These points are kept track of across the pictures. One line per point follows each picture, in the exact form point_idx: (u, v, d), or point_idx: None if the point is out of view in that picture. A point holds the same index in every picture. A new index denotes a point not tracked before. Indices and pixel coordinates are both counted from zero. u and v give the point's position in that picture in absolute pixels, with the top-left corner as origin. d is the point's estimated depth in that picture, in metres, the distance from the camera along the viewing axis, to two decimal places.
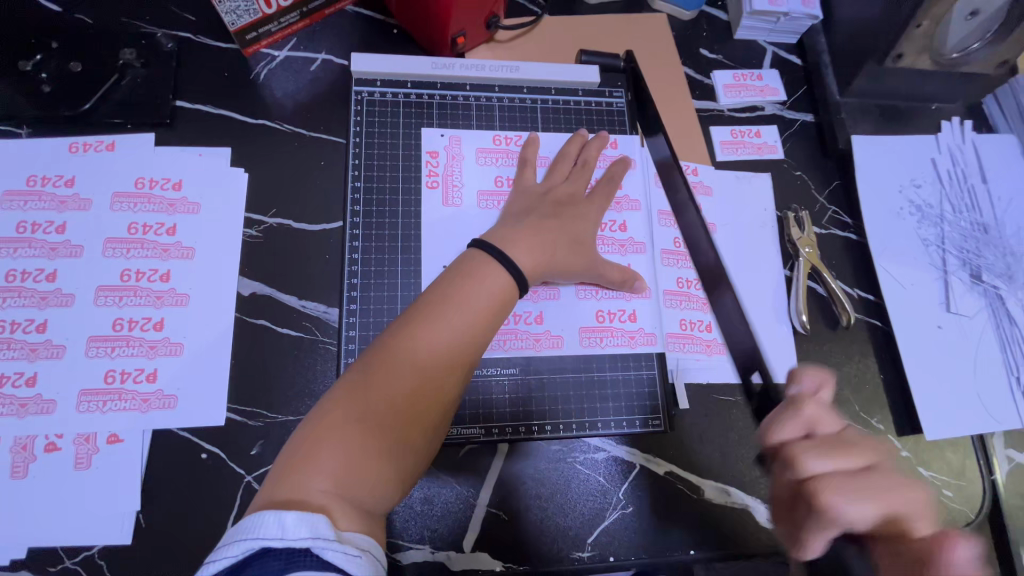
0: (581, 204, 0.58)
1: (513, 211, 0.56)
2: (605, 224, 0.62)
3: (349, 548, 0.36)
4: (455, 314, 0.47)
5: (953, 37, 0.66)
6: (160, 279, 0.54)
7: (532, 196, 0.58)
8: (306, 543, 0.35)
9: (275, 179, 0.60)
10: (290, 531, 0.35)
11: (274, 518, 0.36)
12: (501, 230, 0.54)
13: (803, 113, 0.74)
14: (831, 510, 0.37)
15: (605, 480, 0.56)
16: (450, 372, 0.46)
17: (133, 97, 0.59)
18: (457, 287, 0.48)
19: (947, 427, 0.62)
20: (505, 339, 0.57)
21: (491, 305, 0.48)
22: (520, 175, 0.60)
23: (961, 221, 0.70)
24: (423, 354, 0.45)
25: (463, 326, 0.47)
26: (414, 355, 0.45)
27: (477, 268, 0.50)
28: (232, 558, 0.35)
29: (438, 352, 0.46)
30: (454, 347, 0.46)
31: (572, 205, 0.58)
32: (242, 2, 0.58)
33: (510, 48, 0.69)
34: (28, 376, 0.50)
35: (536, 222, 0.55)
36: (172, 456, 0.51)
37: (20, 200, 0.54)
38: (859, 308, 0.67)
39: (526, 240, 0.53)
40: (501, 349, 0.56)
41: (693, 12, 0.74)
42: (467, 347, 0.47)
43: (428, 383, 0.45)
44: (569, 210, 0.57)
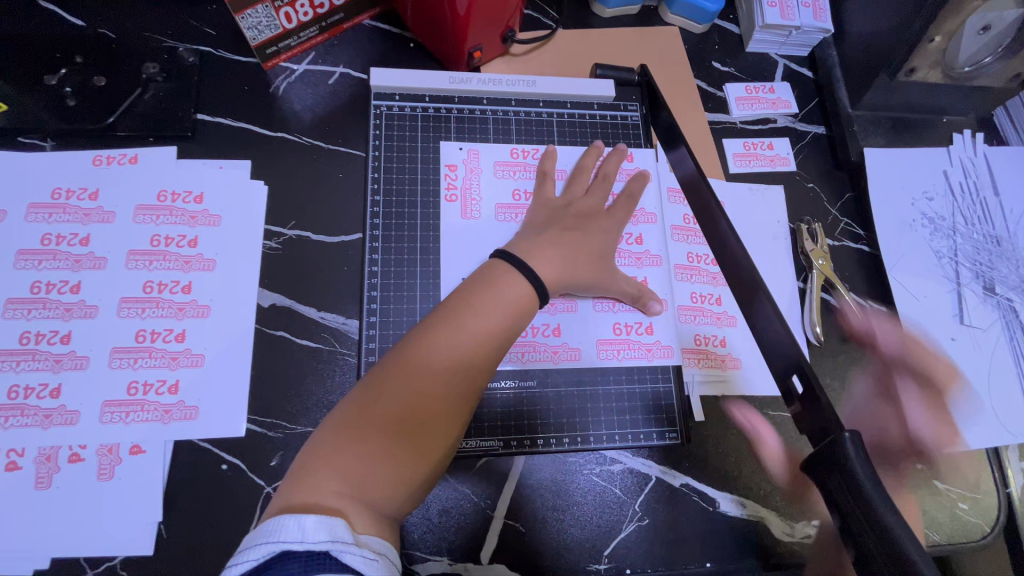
0: (599, 217, 0.59)
1: (534, 223, 0.57)
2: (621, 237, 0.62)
3: (367, 552, 0.37)
4: (473, 321, 0.47)
5: (963, 52, 0.66)
6: (182, 291, 0.55)
7: (550, 209, 0.58)
8: (326, 547, 0.35)
9: (295, 191, 0.61)
10: (310, 535, 0.36)
11: (294, 522, 0.36)
12: (521, 242, 0.55)
13: (815, 126, 0.75)
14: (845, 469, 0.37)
15: (621, 492, 0.56)
16: (468, 378, 0.46)
17: (155, 110, 0.60)
18: (477, 294, 0.49)
19: (962, 441, 0.62)
20: (522, 352, 0.57)
21: (510, 315, 0.49)
22: (540, 190, 0.60)
23: (974, 233, 0.70)
24: (442, 361, 0.46)
25: (481, 331, 0.47)
26: (432, 365, 0.45)
27: (496, 277, 0.50)
28: (255, 560, 0.35)
29: (456, 359, 0.46)
30: (472, 353, 0.47)
31: (590, 216, 0.58)
32: (264, 18, 0.59)
33: (524, 62, 0.70)
34: (53, 387, 0.50)
35: (556, 235, 0.55)
36: (192, 466, 0.51)
37: (44, 213, 0.55)
38: (873, 320, 0.68)
39: (548, 253, 0.53)
40: (519, 361, 0.57)
41: (705, 26, 0.75)
42: (483, 354, 0.47)
43: (446, 390, 0.45)
44: (588, 223, 0.58)
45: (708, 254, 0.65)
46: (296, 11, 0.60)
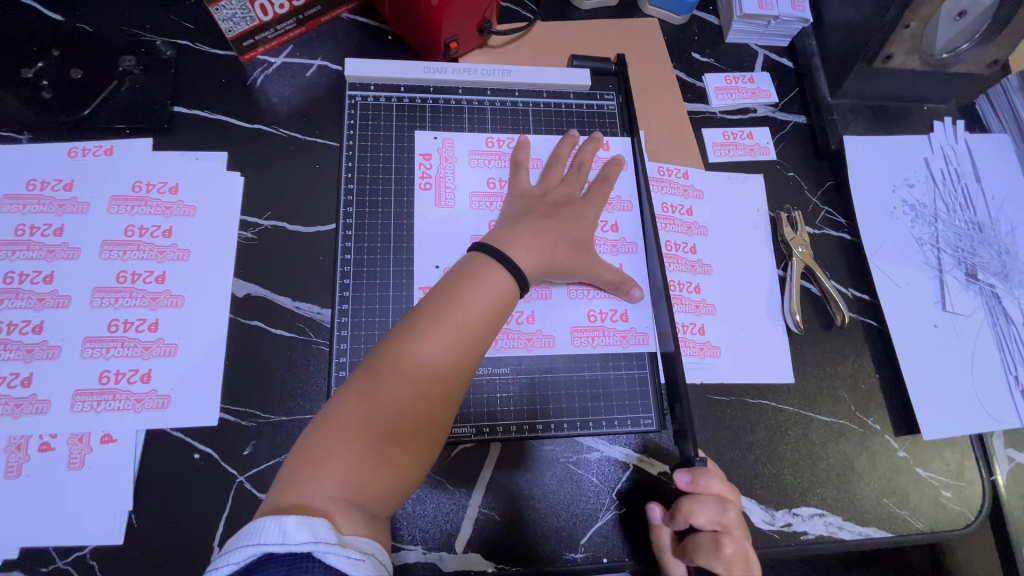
0: (576, 204, 0.59)
1: (512, 210, 0.57)
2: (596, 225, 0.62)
3: (352, 551, 0.37)
4: (457, 316, 0.47)
5: (941, 38, 0.67)
6: (155, 281, 0.55)
7: (527, 197, 0.58)
8: (308, 548, 0.36)
9: (271, 182, 0.61)
10: (291, 536, 0.36)
11: (274, 524, 0.36)
12: (497, 229, 0.54)
13: (794, 115, 0.74)
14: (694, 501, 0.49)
15: (598, 481, 0.56)
16: (453, 372, 0.46)
17: (131, 102, 0.60)
18: (460, 288, 0.48)
19: (945, 428, 0.61)
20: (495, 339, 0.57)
21: (493, 307, 0.48)
22: (515, 179, 0.60)
23: (955, 220, 0.70)
24: (428, 356, 0.45)
25: (466, 325, 0.47)
26: (415, 361, 0.45)
27: (477, 269, 0.49)
28: (236, 563, 0.36)
29: (440, 353, 0.45)
30: (458, 348, 0.46)
31: (567, 204, 0.58)
32: (238, 9, 0.59)
33: (502, 53, 0.70)
34: (24, 377, 0.50)
35: (532, 221, 0.55)
36: (165, 456, 0.51)
37: (18, 204, 0.55)
38: (854, 308, 0.67)
39: (525, 238, 0.53)
40: (492, 349, 0.56)
41: (684, 16, 0.75)
42: (468, 348, 0.47)
43: (430, 385, 0.45)
44: (565, 208, 0.58)
45: (686, 243, 0.65)
46: (271, 3, 0.61)
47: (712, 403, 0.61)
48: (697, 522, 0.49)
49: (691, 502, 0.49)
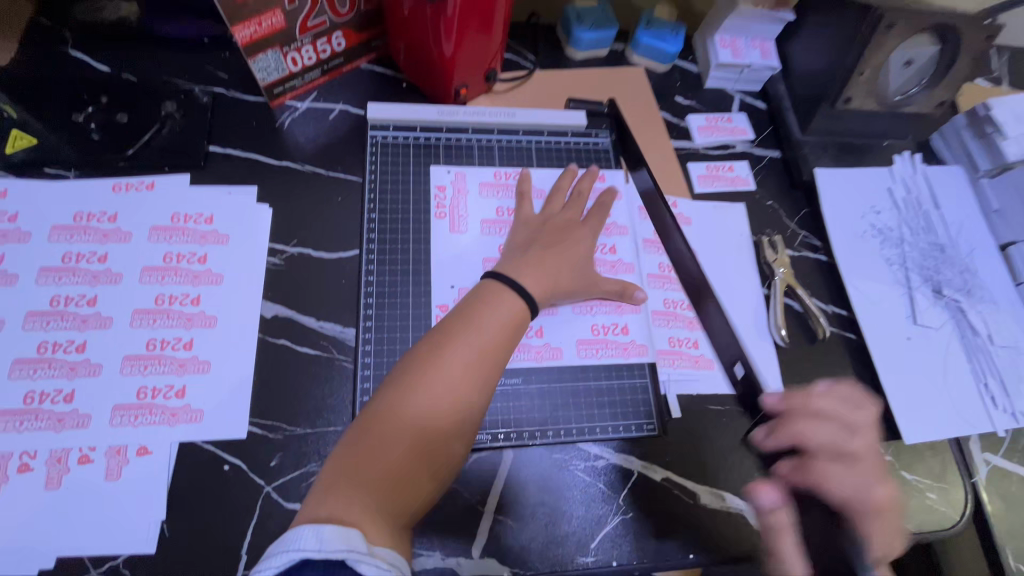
0: (577, 229, 0.64)
1: (521, 240, 0.62)
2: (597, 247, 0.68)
3: (381, 562, 0.40)
4: (474, 336, 0.52)
5: (893, 82, 0.76)
6: (191, 303, 0.59)
7: (533, 225, 0.64)
8: (343, 555, 0.39)
9: (298, 213, 0.66)
10: (328, 543, 0.39)
11: (313, 531, 0.39)
12: (510, 257, 0.60)
13: (770, 150, 0.83)
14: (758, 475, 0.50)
15: (605, 487, 0.59)
16: (473, 388, 0.50)
17: (172, 142, 0.66)
18: (475, 312, 0.54)
19: (923, 432, 0.66)
20: None
21: (506, 329, 0.53)
22: (520, 207, 0.66)
23: (920, 242, 0.77)
24: (448, 374, 0.50)
25: (482, 345, 0.52)
26: (437, 377, 0.49)
27: (491, 295, 0.55)
28: (276, 569, 0.38)
29: (460, 371, 0.50)
30: (475, 365, 0.51)
31: (570, 231, 0.64)
32: (273, 62, 0.66)
33: (506, 98, 0.78)
34: (66, 393, 0.53)
35: (537, 252, 0.60)
36: (196, 467, 0.54)
37: (66, 233, 0.60)
38: (834, 322, 0.73)
39: (536, 266, 0.59)
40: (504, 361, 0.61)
41: (667, 65, 0.84)
42: (485, 364, 0.51)
43: (450, 400, 0.49)
44: (566, 235, 0.63)
45: None
46: (301, 56, 0.68)
47: (710, 413, 0.64)
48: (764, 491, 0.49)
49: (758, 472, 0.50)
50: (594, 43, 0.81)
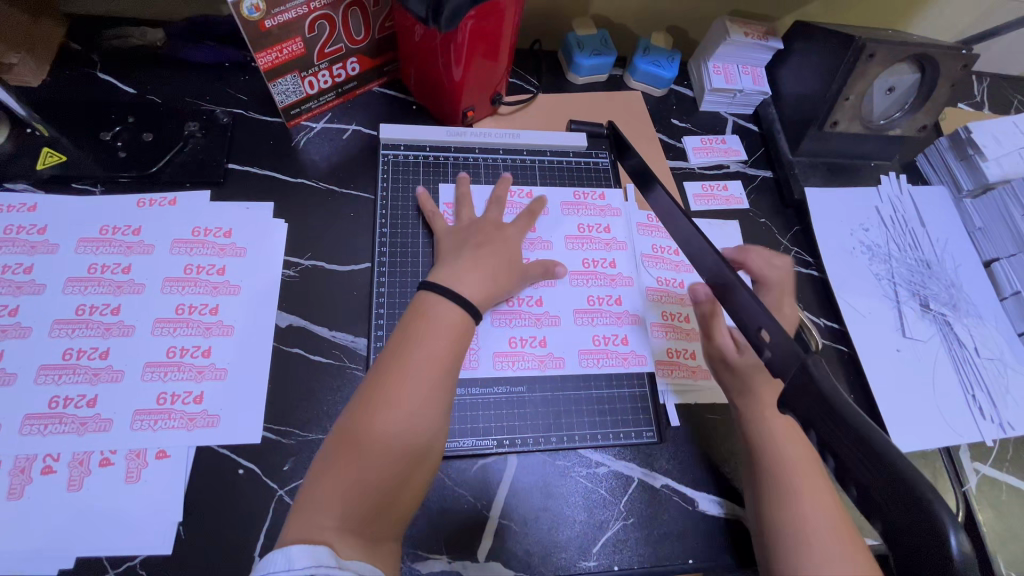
0: (502, 230, 0.66)
1: (451, 245, 0.64)
2: (596, 263, 0.71)
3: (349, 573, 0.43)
4: (419, 352, 0.53)
5: (877, 107, 0.81)
6: (209, 312, 0.62)
7: (463, 228, 0.66)
8: (310, 570, 0.42)
9: (312, 228, 0.70)
10: (296, 561, 0.42)
11: (281, 554, 0.43)
12: (445, 261, 0.61)
13: (762, 170, 0.86)
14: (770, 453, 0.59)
15: (606, 493, 0.61)
16: (426, 404, 0.51)
17: (193, 160, 0.70)
18: (420, 328, 0.54)
19: (914, 441, 0.68)
20: (512, 361, 0.64)
21: (451, 340, 0.55)
22: (462, 210, 0.69)
23: (907, 258, 0.80)
24: (400, 393, 0.51)
25: (429, 359, 0.53)
26: (390, 397, 0.51)
27: (431, 309, 0.56)
28: None
29: (411, 387, 0.51)
30: (427, 380, 0.52)
31: (496, 231, 0.66)
32: (291, 85, 0.70)
33: (510, 120, 0.81)
34: (90, 398, 0.56)
35: (470, 252, 0.62)
36: (212, 471, 0.56)
37: (92, 246, 0.63)
38: (826, 335, 0.76)
39: (469, 269, 0.60)
40: (511, 369, 0.63)
41: (663, 90, 0.89)
42: (435, 377, 0.53)
43: (407, 417, 0.50)
44: (496, 234, 0.65)
45: (676, 279, 0.73)
46: (318, 80, 0.72)
47: (709, 421, 0.66)
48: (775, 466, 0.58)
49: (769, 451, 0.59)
50: (594, 68, 0.85)
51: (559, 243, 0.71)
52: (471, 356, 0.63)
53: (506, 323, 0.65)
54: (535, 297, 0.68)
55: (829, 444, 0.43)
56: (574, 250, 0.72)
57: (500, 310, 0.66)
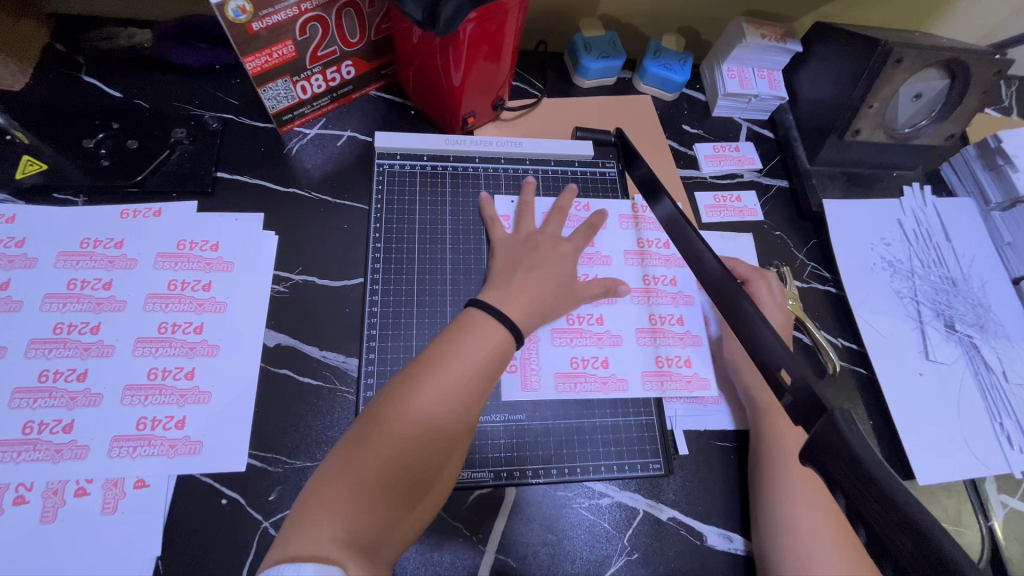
0: (559, 246, 0.64)
1: (503, 266, 0.61)
2: (657, 279, 0.69)
3: None
4: (455, 363, 0.51)
5: (902, 114, 0.76)
6: (194, 331, 0.59)
7: (516, 244, 0.63)
8: None
9: (302, 241, 0.66)
10: None
11: (291, 569, 0.37)
12: (495, 284, 0.58)
13: (777, 179, 0.82)
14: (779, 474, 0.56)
15: (610, 526, 0.58)
16: (452, 421, 0.49)
17: (180, 169, 0.67)
18: (457, 338, 0.52)
19: (938, 473, 0.64)
20: (575, 383, 0.61)
21: (490, 360, 0.52)
22: (521, 221, 0.67)
23: (931, 275, 0.76)
24: (431, 402, 0.49)
25: (464, 372, 0.50)
26: (418, 405, 0.48)
27: (473, 321, 0.54)
28: None
29: (441, 399, 0.49)
30: (458, 394, 0.50)
31: (551, 247, 0.64)
32: (282, 90, 0.67)
33: (513, 125, 0.78)
34: (66, 423, 0.53)
35: (523, 275, 0.59)
36: (194, 501, 0.53)
37: (72, 260, 0.60)
38: (845, 356, 0.72)
39: (519, 293, 0.57)
40: (573, 393, 0.61)
41: (675, 94, 0.85)
42: (468, 392, 0.50)
43: (432, 430, 0.48)
44: (551, 253, 0.63)
45: (665, 276, 0.69)
46: (311, 84, 0.69)
47: (719, 448, 0.63)
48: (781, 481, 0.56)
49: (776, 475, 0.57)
50: (601, 71, 0.81)
51: (618, 259, 0.69)
52: (533, 379, 0.61)
53: (566, 343, 0.63)
54: (595, 315, 0.65)
55: (865, 515, 0.35)
56: (634, 265, 0.69)
57: (560, 329, 0.64)
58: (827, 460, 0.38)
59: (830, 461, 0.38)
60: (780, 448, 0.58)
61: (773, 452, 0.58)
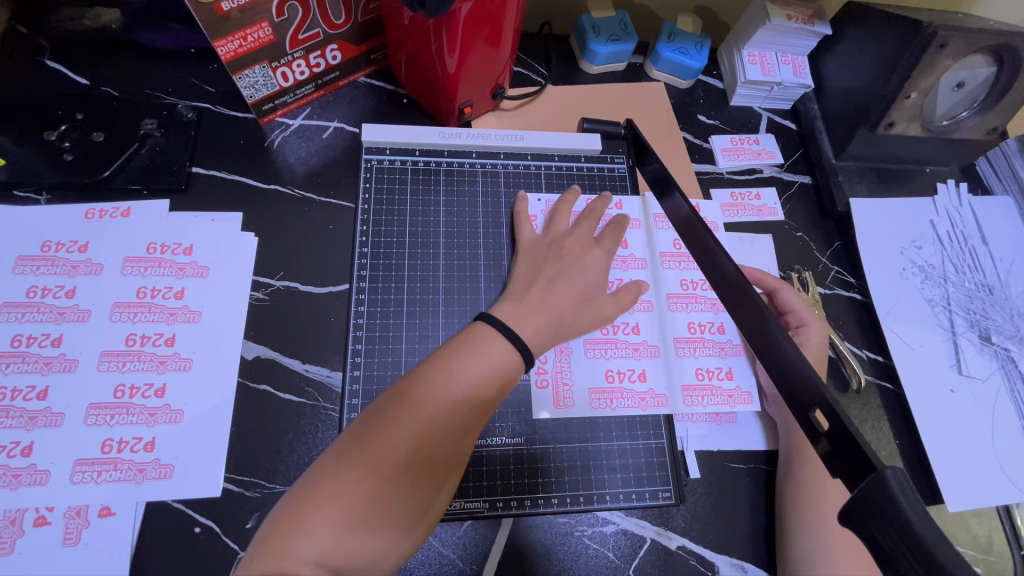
0: (587, 252, 0.58)
1: (523, 275, 0.56)
2: (694, 285, 0.64)
3: None
4: (462, 375, 0.45)
5: (941, 106, 0.69)
6: (164, 343, 0.54)
7: (537, 250, 0.58)
8: None
9: (283, 244, 0.61)
10: None
11: None
12: (510, 298, 0.53)
13: (800, 175, 0.76)
14: (804, 505, 0.52)
15: (615, 556, 0.54)
16: (448, 447, 0.43)
17: (151, 164, 0.61)
18: (466, 348, 0.46)
19: (971, 499, 0.59)
20: (612, 400, 0.57)
21: (495, 380, 0.46)
22: (553, 220, 0.61)
23: (965, 282, 0.70)
24: (433, 417, 0.43)
25: (471, 387, 0.45)
26: (418, 418, 0.42)
27: (486, 332, 0.48)
28: None
29: (444, 415, 0.43)
30: (463, 411, 0.44)
31: (577, 254, 0.58)
32: (260, 77, 0.61)
33: (514, 116, 0.72)
34: (24, 445, 0.49)
35: (541, 289, 0.53)
36: (166, 529, 0.49)
37: (32, 265, 0.55)
38: (870, 370, 0.66)
39: (535, 309, 0.51)
40: (611, 410, 0.57)
41: (690, 81, 0.78)
42: (473, 410, 0.44)
43: (431, 448, 0.42)
44: (586, 256, 0.58)
45: (702, 280, 0.65)
46: (292, 71, 0.63)
47: (735, 472, 0.58)
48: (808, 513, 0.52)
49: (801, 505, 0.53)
50: (611, 56, 0.75)
51: (654, 261, 0.64)
52: (566, 396, 0.57)
53: (601, 355, 0.59)
54: (631, 324, 0.61)
55: None
56: (670, 269, 0.65)
57: (594, 339, 0.59)
58: (874, 527, 0.33)
59: (877, 527, 0.33)
60: (812, 497, 0.53)
61: (804, 501, 0.53)
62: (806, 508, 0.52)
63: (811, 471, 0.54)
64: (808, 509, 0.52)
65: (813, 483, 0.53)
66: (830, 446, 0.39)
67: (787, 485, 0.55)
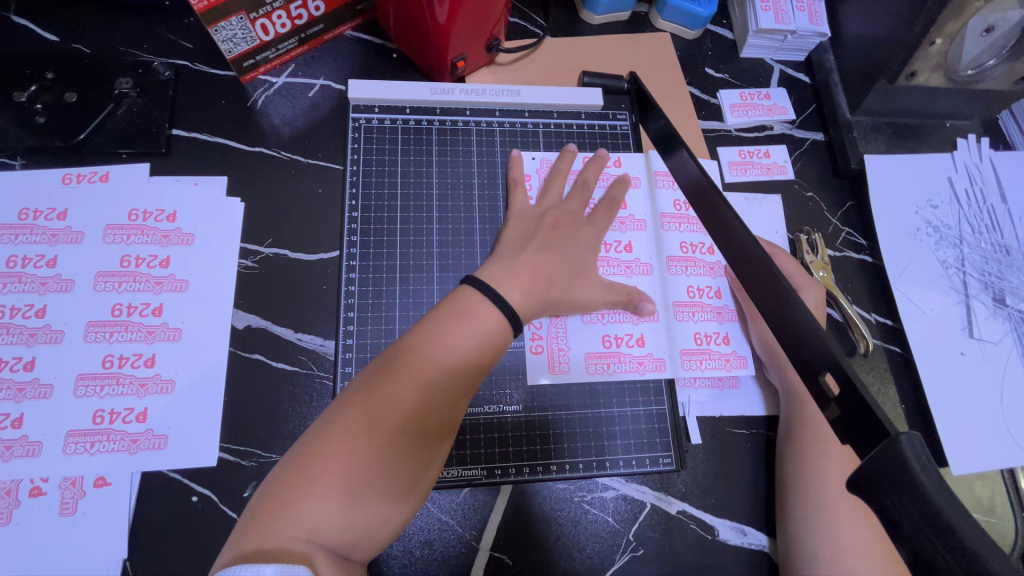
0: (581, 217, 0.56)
1: (516, 239, 0.53)
2: (693, 247, 0.62)
3: None
4: (449, 344, 0.43)
5: (966, 55, 0.64)
6: (152, 313, 0.52)
7: (530, 215, 0.56)
8: None
9: (271, 209, 0.59)
10: None
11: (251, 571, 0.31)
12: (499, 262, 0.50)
13: (812, 132, 0.72)
14: (804, 467, 0.52)
15: (615, 520, 0.53)
16: (438, 419, 0.42)
17: (128, 126, 0.58)
18: (454, 315, 0.45)
19: (978, 462, 0.58)
20: (610, 364, 0.56)
21: (485, 349, 0.44)
22: (547, 189, 0.58)
23: (981, 242, 0.67)
24: (421, 387, 0.41)
25: (459, 355, 0.43)
26: (406, 387, 0.41)
27: (472, 299, 0.46)
28: None
29: (433, 384, 0.42)
30: (451, 381, 0.43)
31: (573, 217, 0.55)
32: (239, 30, 0.57)
33: (511, 71, 0.68)
34: (15, 417, 0.48)
35: (533, 252, 0.51)
36: (162, 498, 0.49)
37: (10, 234, 0.53)
38: (877, 334, 0.64)
39: (527, 273, 0.50)
40: (606, 374, 0.55)
41: (699, 31, 0.73)
42: (462, 379, 0.43)
43: (420, 418, 0.41)
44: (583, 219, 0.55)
45: (701, 243, 0.62)
46: (272, 23, 0.58)
47: (734, 436, 0.57)
48: (810, 473, 0.51)
49: (801, 467, 0.52)
50: (613, 4, 0.70)
51: (653, 222, 0.62)
52: (562, 361, 0.55)
53: (598, 320, 0.57)
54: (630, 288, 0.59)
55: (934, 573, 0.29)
56: (670, 231, 0.62)
57: None
58: (885, 493, 0.32)
59: (888, 495, 0.32)
60: (815, 466, 0.51)
61: (807, 471, 0.51)
62: (805, 469, 0.52)
63: (814, 438, 0.52)
64: (808, 472, 0.51)
65: (816, 447, 0.52)
66: (840, 411, 0.37)
67: (787, 448, 0.54)
